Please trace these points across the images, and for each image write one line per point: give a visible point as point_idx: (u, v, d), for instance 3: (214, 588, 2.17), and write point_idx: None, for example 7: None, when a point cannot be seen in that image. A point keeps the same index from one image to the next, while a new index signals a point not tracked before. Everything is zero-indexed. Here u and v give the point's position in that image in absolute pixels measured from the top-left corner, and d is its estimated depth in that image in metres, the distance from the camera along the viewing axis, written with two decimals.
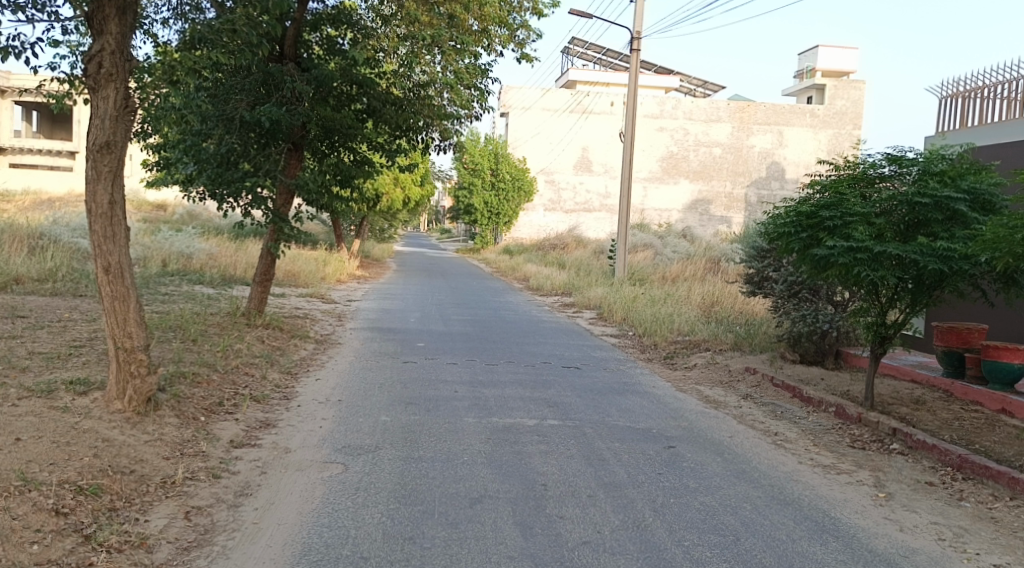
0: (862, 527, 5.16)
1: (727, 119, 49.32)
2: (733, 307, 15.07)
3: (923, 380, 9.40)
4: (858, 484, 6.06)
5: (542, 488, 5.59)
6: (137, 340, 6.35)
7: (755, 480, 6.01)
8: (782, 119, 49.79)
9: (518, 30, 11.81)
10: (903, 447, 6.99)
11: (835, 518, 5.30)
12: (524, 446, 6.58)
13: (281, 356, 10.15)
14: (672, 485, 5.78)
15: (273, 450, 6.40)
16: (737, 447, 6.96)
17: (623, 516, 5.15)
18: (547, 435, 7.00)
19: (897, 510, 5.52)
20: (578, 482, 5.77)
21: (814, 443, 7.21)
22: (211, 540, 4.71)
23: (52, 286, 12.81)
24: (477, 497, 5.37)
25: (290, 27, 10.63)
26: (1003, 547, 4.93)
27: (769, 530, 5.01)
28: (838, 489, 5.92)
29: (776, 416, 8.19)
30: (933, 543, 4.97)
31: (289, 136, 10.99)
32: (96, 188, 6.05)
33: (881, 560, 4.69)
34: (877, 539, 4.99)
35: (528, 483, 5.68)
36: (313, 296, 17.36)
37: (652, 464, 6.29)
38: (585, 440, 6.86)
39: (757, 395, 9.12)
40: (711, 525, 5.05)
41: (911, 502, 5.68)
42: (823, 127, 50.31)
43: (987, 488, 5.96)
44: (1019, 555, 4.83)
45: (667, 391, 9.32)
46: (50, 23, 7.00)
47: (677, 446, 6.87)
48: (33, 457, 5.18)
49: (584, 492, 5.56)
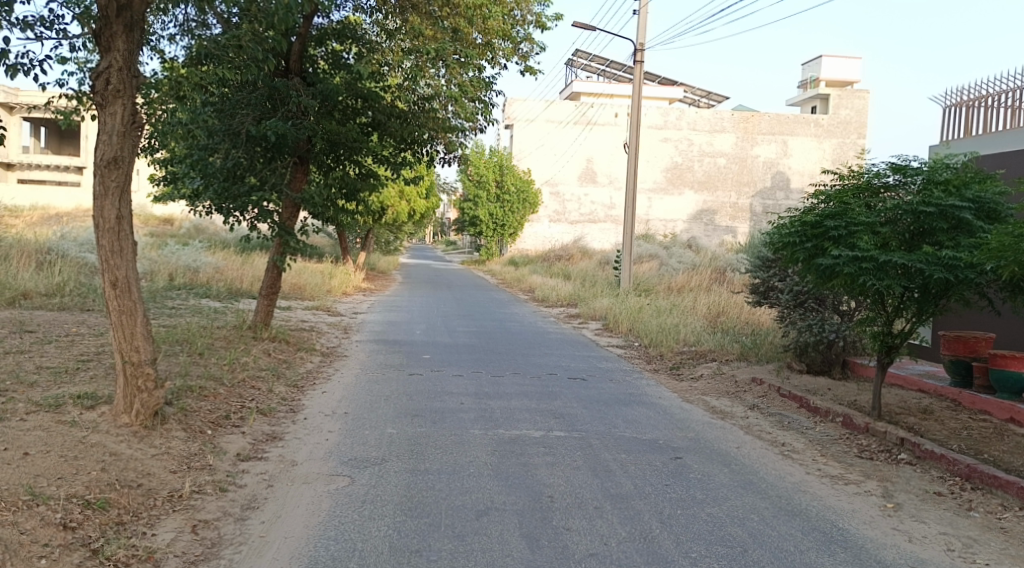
0: (870, 538, 5.14)
1: (731, 129, 49.38)
2: (738, 317, 15.06)
3: (930, 390, 9.36)
4: (866, 494, 6.04)
5: (549, 500, 5.58)
6: (144, 354, 6.37)
7: (762, 491, 5.99)
8: (786, 129, 49.82)
9: (521, 43, 11.88)
10: (911, 457, 6.96)
11: (843, 528, 5.27)
12: (531, 458, 6.58)
13: (287, 369, 10.17)
14: (679, 497, 5.76)
15: (280, 464, 6.41)
16: (744, 458, 6.94)
17: (630, 528, 5.13)
18: (553, 446, 7.00)
19: (905, 520, 5.49)
20: (585, 493, 5.76)
21: (822, 453, 7.18)
22: (218, 554, 4.71)
23: (60, 300, 12.86)
24: (483, 509, 5.36)
25: (295, 42, 10.70)
26: (1012, 558, 4.89)
27: (777, 541, 4.99)
28: (846, 499, 5.90)
29: (784, 426, 8.17)
30: (942, 554, 4.94)
31: (295, 150, 11.06)
32: (104, 204, 6.08)
33: None
34: (885, 550, 4.96)
35: (534, 496, 5.67)
36: (319, 309, 17.40)
37: (659, 475, 6.27)
38: (592, 452, 6.85)
39: (764, 406, 9.10)
40: (719, 537, 5.03)
41: (919, 513, 5.65)
42: (827, 136, 50.29)
43: (995, 498, 5.92)
44: None
45: (673, 402, 9.30)
46: (59, 40, 7.07)
47: (684, 457, 6.85)
48: (41, 472, 5.19)
49: (591, 504, 5.55)
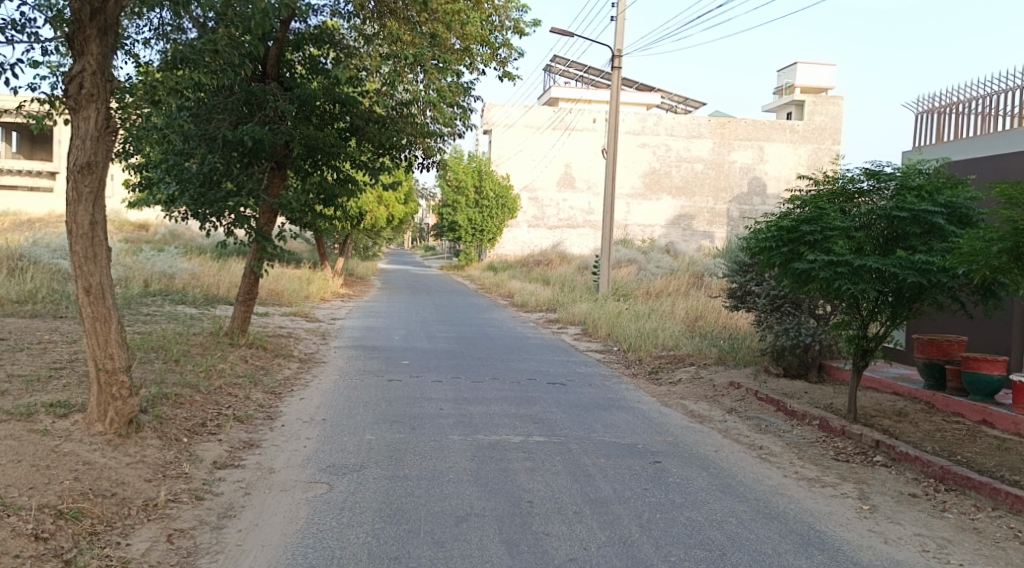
0: (847, 540, 5.18)
1: (708, 135, 49.74)
2: (716, 321, 15.16)
3: (905, 392, 9.46)
4: (842, 496, 6.08)
5: (529, 505, 5.57)
6: (119, 362, 6.30)
7: (740, 494, 6.03)
8: (763, 135, 50.26)
9: (499, 48, 11.92)
10: (887, 459, 7.03)
11: (820, 531, 5.32)
12: (510, 463, 6.57)
13: (265, 375, 10.10)
14: (658, 501, 5.78)
15: (257, 471, 6.35)
16: (723, 461, 6.98)
17: (610, 532, 5.14)
18: (533, 452, 7.00)
19: (881, 522, 5.55)
20: (565, 498, 5.77)
21: (799, 455, 7.24)
22: (193, 563, 4.66)
23: (32, 307, 12.69)
24: (463, 515, 5.35)
25: (271, 46, 10.69)
26: (986, 558, 4.96)
27: (756, 544, 5.02)
28: (823, 502, 5.95)
29: (761, 430, 8.22)
30: (917, 555, 4.99)
31: (272, 155, 11.02)
32: (76, 210, 6.01)
33: None
34: (862, 551, 5.00)
35: (514, 501, 5.66)
36: (296, 314, 17.29)
37: (638, 479, 6.29)
38: (571, 457, 6.85)
39: (742, 409, 9.16)
40: (698, 540, 5.05)
41: (895, 514, 5.71)
42: (803, 142, 50.81)
43: (968, 499, 6.00)
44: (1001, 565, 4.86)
45: (652, 406, 9.34)
46: (30, 43, 6.99)
47: (663, 461, 6.88)
48: (12, 482, 5.11)
49: (571, 509, 5.55)
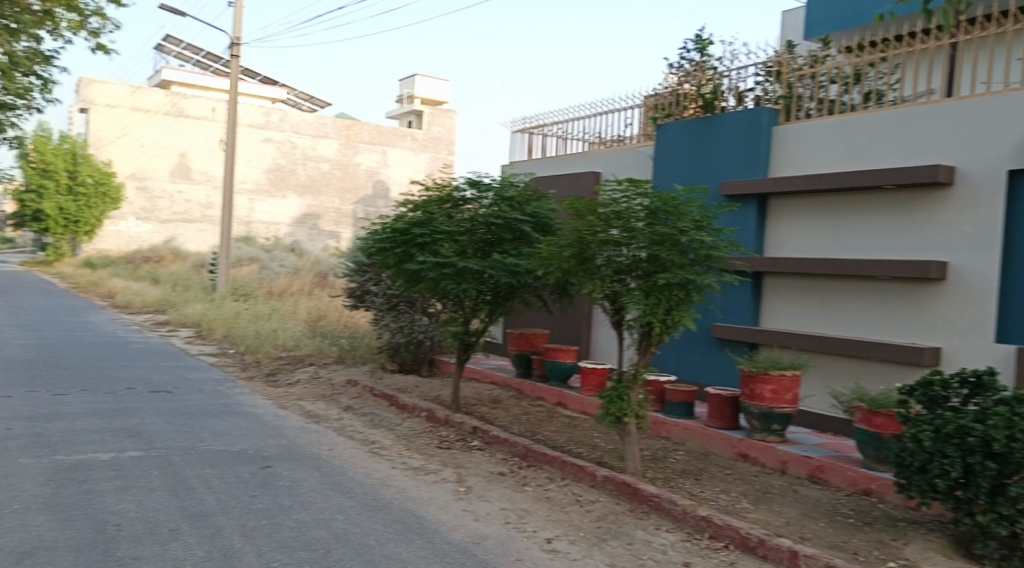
0: (443, 522, 5.57)
1: (333, 135, 49.99)
2: (340, 321, 15.32)
3: (500, 381, 10.45)
4: (442, 481, 6.54)
5: (118, 529, 5.11)
6: None
7: (348, 491, 6.16)
8: (385, 140, 51.86)
9: (90, 18, 10.75)
10: (483, 443, 7.70)
11: (419, 517, 5.65)
12: (95, 484, 5.95)
13: None
14: (263, 507, 5.67)
15: None
16: (333, 460, 7.07)
17: (209, 546, 4.92)
18: (126, 468, 6.42)
19: (474, 501, 6.06)
20: (160, 515, 5.39)
21: (406, 447, 7.61)
22: None
23: None
24: (33, 550, 4.73)
25: None
26: (556, 523, 5.67)
27: (359, 538, 5.17)
28: (425, 489, 6.32)
29: (373, 425, 8.49)
30: (501, 527, 5.55)
31: None
32: None
33: (457, 550, 5.11)
34: (455, 531, 5.42)
35: (99, 525, 5.15)
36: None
37: (244, 486, 6.11)
38: (171, 470, 6.42)
39: (357, 406, 9.37)
40: (304, 541, 5.06)
41: (485, 493, 6.28)
42: (422, 150, 53.46)
43: (545, 472, 6.82)
44: (567, 527, 5.60)
45: (266, 410, 9.12)
46: None
47: (272, 465, 6.76)
48: None
49: (166, 526, 5.20)
